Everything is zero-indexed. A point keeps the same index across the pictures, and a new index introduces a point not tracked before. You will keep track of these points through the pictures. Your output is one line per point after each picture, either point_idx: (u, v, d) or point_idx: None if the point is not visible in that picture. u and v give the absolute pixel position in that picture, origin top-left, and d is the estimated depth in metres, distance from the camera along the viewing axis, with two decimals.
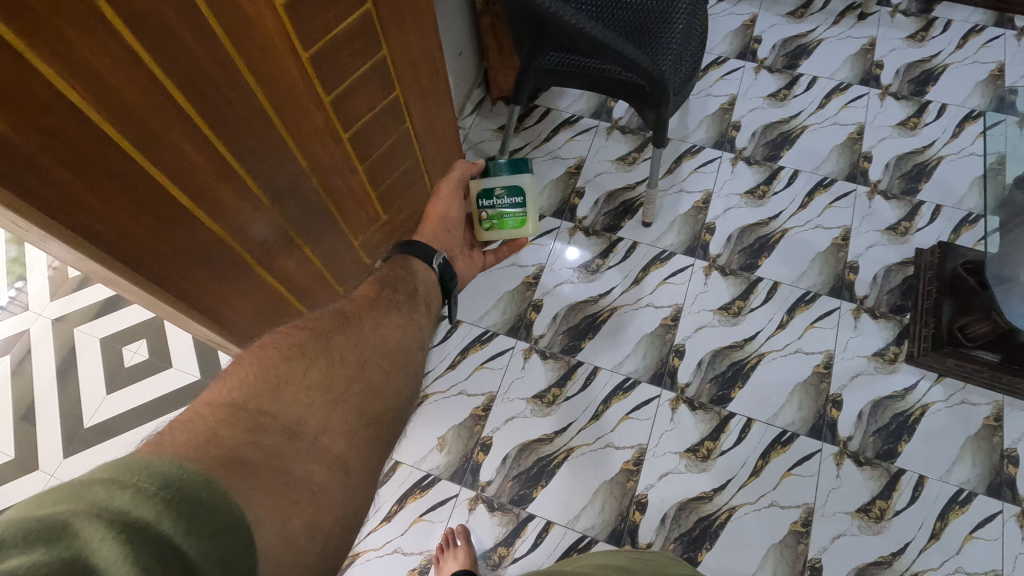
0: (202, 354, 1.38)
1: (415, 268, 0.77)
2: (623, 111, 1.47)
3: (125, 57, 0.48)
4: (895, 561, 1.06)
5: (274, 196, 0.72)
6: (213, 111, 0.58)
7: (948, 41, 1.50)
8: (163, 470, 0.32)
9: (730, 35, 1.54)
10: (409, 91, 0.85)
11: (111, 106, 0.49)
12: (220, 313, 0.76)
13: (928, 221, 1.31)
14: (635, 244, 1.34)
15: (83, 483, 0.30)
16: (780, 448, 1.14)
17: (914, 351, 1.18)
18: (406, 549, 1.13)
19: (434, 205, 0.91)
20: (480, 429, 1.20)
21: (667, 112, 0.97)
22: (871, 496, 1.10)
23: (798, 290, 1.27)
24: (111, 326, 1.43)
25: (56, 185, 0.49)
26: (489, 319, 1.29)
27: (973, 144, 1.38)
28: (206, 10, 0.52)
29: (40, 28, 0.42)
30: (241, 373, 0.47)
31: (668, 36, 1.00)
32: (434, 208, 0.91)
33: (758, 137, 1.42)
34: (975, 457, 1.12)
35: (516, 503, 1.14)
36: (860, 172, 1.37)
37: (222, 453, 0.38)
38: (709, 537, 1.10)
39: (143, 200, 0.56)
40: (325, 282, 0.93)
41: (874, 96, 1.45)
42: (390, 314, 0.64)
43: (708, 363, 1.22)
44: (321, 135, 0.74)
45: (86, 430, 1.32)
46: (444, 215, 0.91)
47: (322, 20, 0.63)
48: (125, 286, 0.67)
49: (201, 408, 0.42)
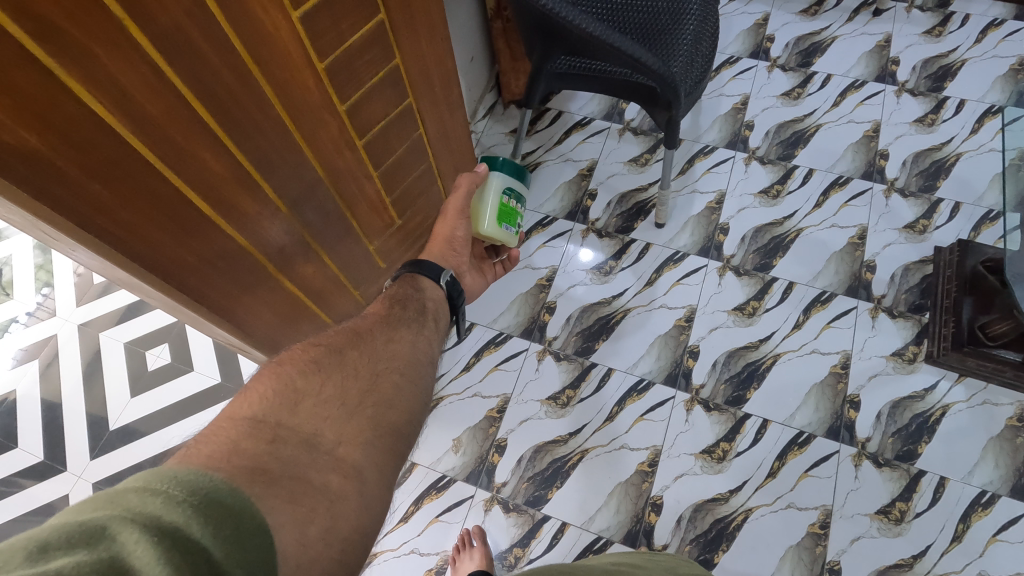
0: (222, 357, 1.41)
1: (423, 286, 0.80)
2: (635, 113, 1.47)
3: (150, 73, 0.50)
4: (917, 563, 1.05)
5: (292, 202, 0.74)
6: (232, 121, 0.60)
7: (966, 35, 1.48)
8: (191, 479, 0.33)
9: (743, 34, 1.54)
10: (421, 99, 0.86)
11: (135, 118, 0.51)
12: (239, 317, 0.78)
13: (946, 219, 1.29)
14: (647, 245, 1.34)
15: (119, 491, 0.31)
16: (797, 448, 1.14)
17: (933, 351, 1.16)
18: (423, 549, 1.14)
19: (440, 226, 0.94)
20: (495, 430, 1.21)
21: (678, 113, 0.97)
22: (891, 497, 1.09)
23: (814, 289, 1.26)
24: (134, 330, 1.47)
25: (82, 195, 0.50)
26: (503, 321, 1.30)
27: (993, 139, 1.36)
28: (226, 26, 0.54)
29: (72, 47, 0.44)
30: (261, 389, 0.48)
31: (678, 38, 1.00)
32: (440, 228, 0.93)
33: (771, 136, 1.41)
34: (998, 458, 1.10)
35: (532, 504, 1.14)
36: (876, 170, 1.35)
37: (244, 463, 0.39)
38: (726, 539, 1.09)
39: (165, 208, 0.58)
40: (342, 287, 0.94)
41: (890, 92, 1.43)
42: (402, 330, 0.66)
43: (723, 364, 1.22)
44: (337, 143, 0.75)
45: (112, 432, 1.36)
46: (451, 235, 0.93)
47: (336, 32, 0.65)
48: (150, 291, 0.69)
49: (224, 422, 0.44)
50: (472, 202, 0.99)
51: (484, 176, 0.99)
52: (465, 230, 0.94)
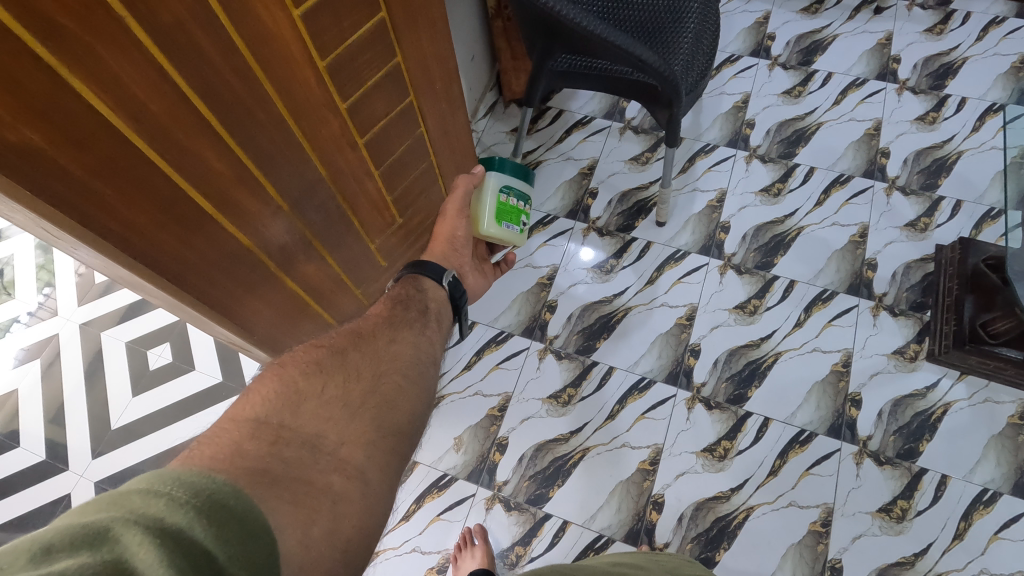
0: (223, 357, 1.41)
1: (425, 286, 0.80)
2: (635, 111, 1.47)
3: (152, 72, 0.50)
4: (918, 562, 1.05)
5: (293, 201, 0.74)
6: (233, 121, 0.60)
7: (968, 33, 1.47)
8: (194, 480, 0.33)
9: (743, 32, 1.53)
10: (422, 98, 0.86)
11: (137, 117, 0.51)
12: (241, 316, 0.78)
13: (948, 217, 1.29)
14: (648, 244, 1.34)
15: (123, 493, 0.31)
16: (798, 447, 1.14)
17: (935, 349, 1.16)
18: (424, 548, 1.14)
19: (440, 226, 0.94)
20: (496, 429, 1.21)
21: (679, 112, 0.97)
22: (893, 496, 1.09)
23: (815, 288, 1.26)
24: (136, 330, 1.47)
25: (85, 193, 0.50)
26: (504, 320, 1.30)
27: (994, 137, 1.36)
28: (228, 25, 0.54)
29: (74, 45, 0.44)
30: (264, 391, 0.48)
31: (679, 37, 1.00)
32: (440, 228, 0.93)
33: (772, 135, 1.41)
34: (999, 456, 1.10)
35: (533, 503, 1.14)
36: (877, 168, 1.35)
37: (247, 465, 0.39)
38: (727, 537, 1.09)
39: (166, 206, 0.58)
40: (343, 286, 0.94)
41: (891, 90, 1.43)
42: (403, 330, 0.66)
43: (724, 362, 1.22)
44: (339, 142, 0.75)
45: (114, 431, 1.36)
46: (451, 235, 0.94)
47: (337, 31, 0.65)
48: (152, 290, 0.69)
49: (226, 424, 0.44)
50: (472, 203, 0.99)
51: (481, 177, 0.99)
52: (465, 229, 0.95)
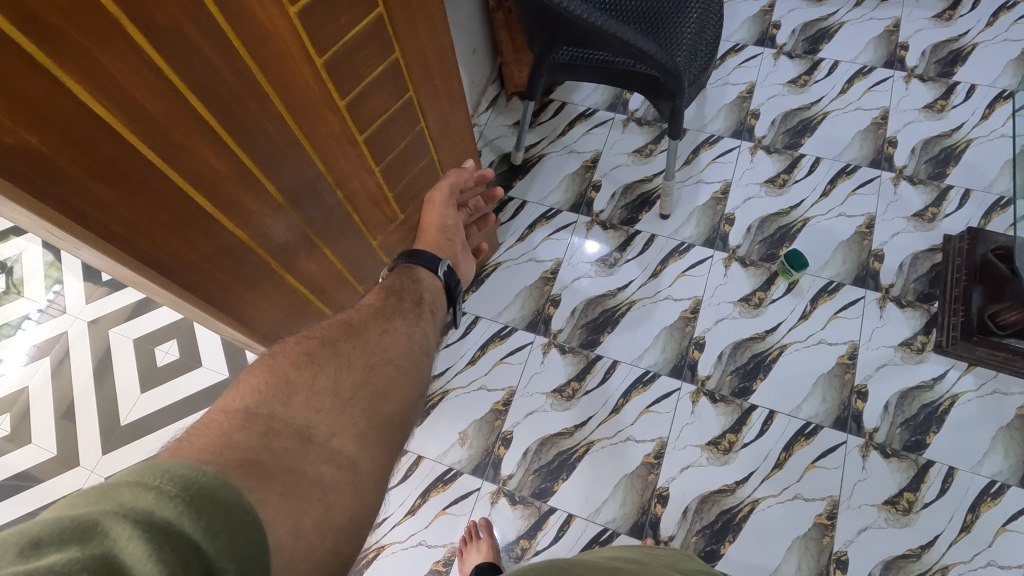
0: (231, 352, 1.42)
1: (420, 277, 0.80)
2: (639, 103, 1.45)
3: (149, 72, 0.50)
4: (924, 554, 1.04)
5: (293, 197, 0.74)
6: (231, 119, 0.60)
7: (978, 19, 1.45)
8: (184, 473, 0.33)
9: (749, 21, 1.51)
10: (421, 91, 0.85)
11: (134, 118, 0.51)
12: (243, 313, 0.78)
13: (956, 207, 1.28)
14: (652, 237, 1.33)
15: (112, 485, 0.32)
16: (803, 440, 1.13)
17: (942, 340, 1.15)
18: (429, 542, 1.15)
19: (430, 215, 0.96)
20: (501, 424, 1.21)
21: (682, 103, 0.96)
22: (899, 488, 1.08)
23: (821, 279, 1.25)
24: (143, 327, 1.48)
25: (84, 194, 0.51)
26: (508, 315, 1.30)
27: (1004, 125, 1.34)
28: (224, 23, 0.53)
29: (68, 45, 0.43)
30: (253, 382, 0.48)
31: (682, 26, 0.99)
32: (431, 218, 0.95)
33: (778, 125, 1.40)
34: (1008, 448, 1.09)
35: (538, 497, 1.15)
36: (884, 158, 1.33)
37: (237, 456, 0.40)
38: (732, 530, 1.09)
39: (164, 205, 0.58)
40: (345, 281, 0.94)
41: (899, 78, 1.41)
42: (396, 322, 0.66)
43: (729, 355, 1.21)
44: (338, 138, 0.75)
45: (123, 427, 1.38)
46: (442, 224, 0.96)
47: (335, 27, 0.65)
48: (154, 288, 0.69)
49: (217, 415, 0.44)
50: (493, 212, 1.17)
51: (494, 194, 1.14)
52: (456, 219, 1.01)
